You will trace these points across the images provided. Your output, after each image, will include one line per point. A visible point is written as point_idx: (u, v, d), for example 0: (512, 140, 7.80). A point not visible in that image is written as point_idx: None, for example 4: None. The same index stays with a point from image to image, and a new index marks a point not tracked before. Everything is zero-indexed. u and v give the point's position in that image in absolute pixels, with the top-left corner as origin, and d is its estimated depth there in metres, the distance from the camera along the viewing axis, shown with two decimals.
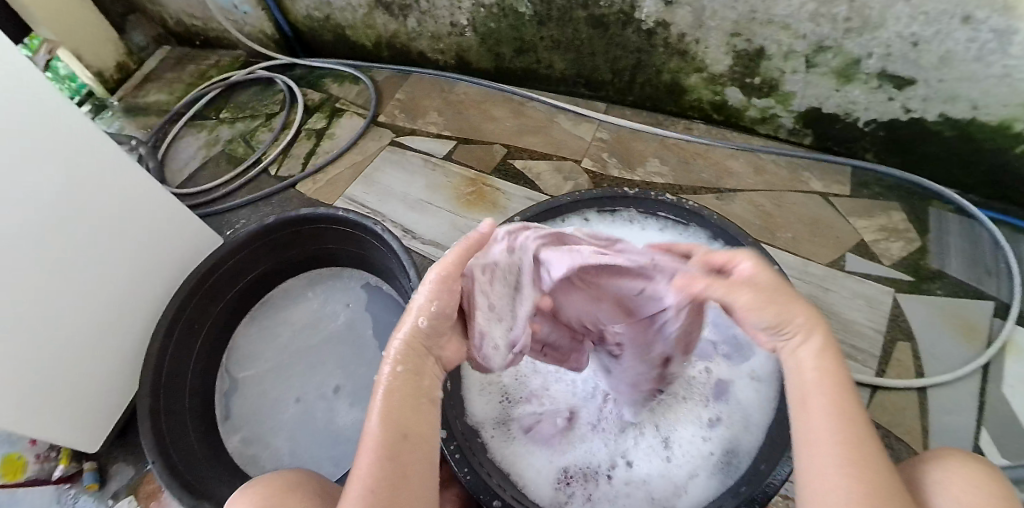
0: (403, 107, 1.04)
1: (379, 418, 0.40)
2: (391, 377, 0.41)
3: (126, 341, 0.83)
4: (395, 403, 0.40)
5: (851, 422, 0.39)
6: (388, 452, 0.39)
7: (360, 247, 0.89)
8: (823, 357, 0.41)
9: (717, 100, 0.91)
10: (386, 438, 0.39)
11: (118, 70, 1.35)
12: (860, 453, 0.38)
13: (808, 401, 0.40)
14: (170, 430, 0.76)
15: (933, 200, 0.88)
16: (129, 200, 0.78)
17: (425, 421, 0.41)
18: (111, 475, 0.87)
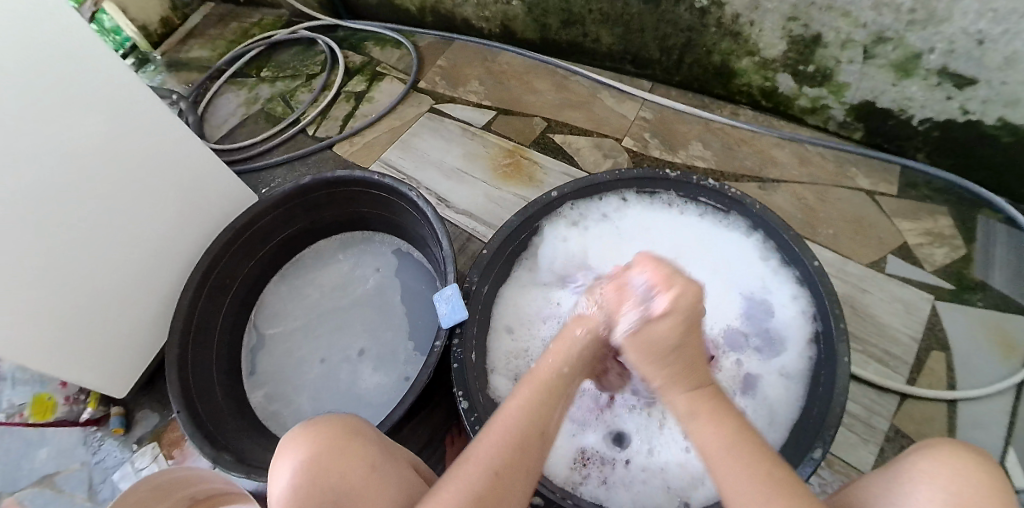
0: (444, 74, 1.03)
1: (521, 404, 0.48)
2: (546, 374, 0.50)
3: (160, 290, 0.85)
4: (540, 399, 0.48)
5: (743, 459, 0.41)
6: (521, 441, 0.45)
7: (392, 211, 0.89)
8: (701, 407, 0.45)
9: (767, 86, 0.89)
10: (524, 424, 0.46)
11: (163, 25, 1.37)
12: (764, 482, 0.40)
13: (711, 455, 0.42)
14: (196, 383, 0.78)
15: (982, 208, 0.84)
16: (167, 151, 0.79)
17: (553, 428, 0.48)
18: (137, 421, 0.89)
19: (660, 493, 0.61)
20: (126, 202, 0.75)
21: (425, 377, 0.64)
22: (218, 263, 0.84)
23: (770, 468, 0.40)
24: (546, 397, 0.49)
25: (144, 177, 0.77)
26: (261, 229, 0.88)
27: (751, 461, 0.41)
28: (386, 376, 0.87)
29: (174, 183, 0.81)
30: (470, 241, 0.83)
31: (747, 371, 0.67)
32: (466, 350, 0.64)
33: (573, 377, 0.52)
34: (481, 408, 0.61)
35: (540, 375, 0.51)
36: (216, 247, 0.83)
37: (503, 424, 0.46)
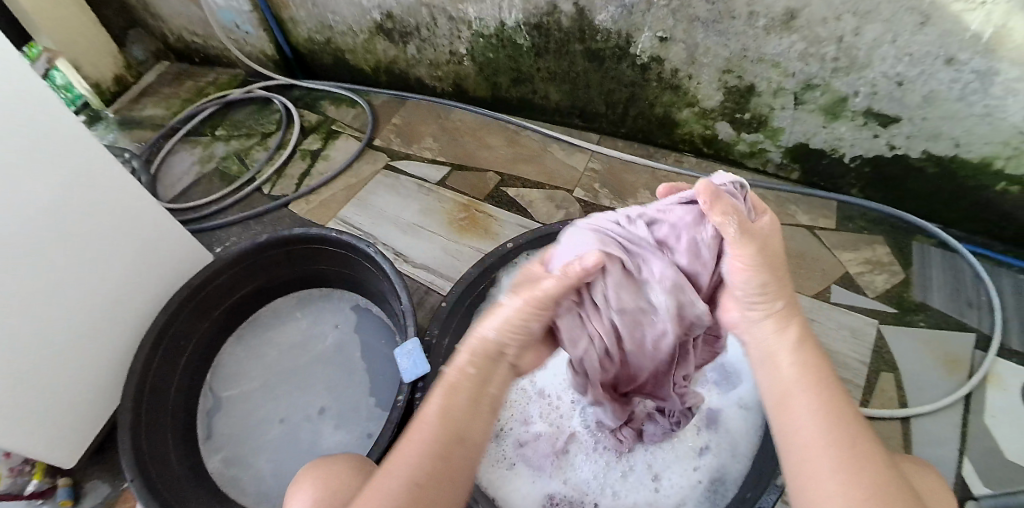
0: (399, 131, 1.05)
1: (438, 412, 0.42)
2: (456, 377, 0.44)
3: (108, 355, 0.82)
4: (457, 406, 0.42)
5: (829, 412, 0.38)
6: (439, 451, 0.41)
7: (350, 268, 0.90)
8: (795, 358, 0.41)
9: (708, 134, 0.93)
10: (440, 431, 0.41)
11: (115, 83, 1.35)
12: (845, 439, 0.37)
13: (784, 397, 0.40)
14: (149, 446, 0.75)
15: (916, 235, 0.90)
16: (119, 213, 0.78)
17: (472, 432, 0.43)
18: (86, 491, 0.84)
19: None
20: (76, 265, 0.73)
21: (389, 433, 0.64)
22: (172, 322, 0.82)
23: (854, 424, 0.38)
24: (464, 402, 0.43)
25: (94, 241, 0.75)
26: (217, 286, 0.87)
27: (839, 420, 0.38)
28: (346, 434, 0.86)
29: (126, 244, 0.80)
30: (428, 294, 0.84)
31: (707, 405, 0.68)
32: (429, 404, 0.64)
33: (491, 377, 0.44)
34: None
35: (449, 382, 0.44)
36: (171, 305, 0.82)
37: (421, 434, 0.41)
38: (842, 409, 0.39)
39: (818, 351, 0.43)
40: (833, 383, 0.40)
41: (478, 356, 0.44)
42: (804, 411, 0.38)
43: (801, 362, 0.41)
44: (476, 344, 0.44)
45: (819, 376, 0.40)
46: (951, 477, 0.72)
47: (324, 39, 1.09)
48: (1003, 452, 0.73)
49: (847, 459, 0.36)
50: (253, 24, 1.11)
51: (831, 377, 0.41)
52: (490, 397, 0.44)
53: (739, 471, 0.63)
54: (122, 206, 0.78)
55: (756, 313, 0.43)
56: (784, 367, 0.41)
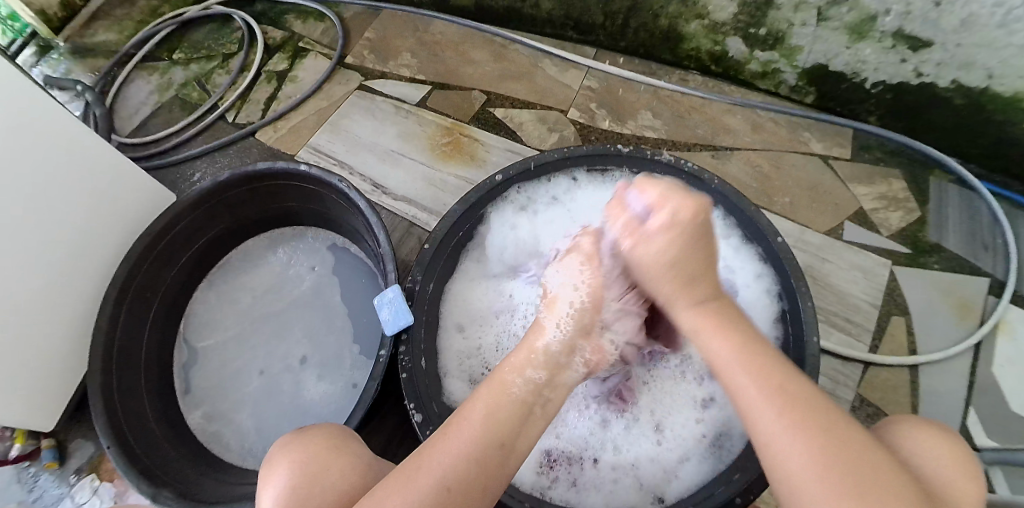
0: (372, 46, 0.94)
1: (484, 409, 0.40)
2: (510, 381, 0.41)
3: (73, 310, 0.74)
4: (507, 408, 0.40)
5: (769, 376, 0.37)
6: (481, 450, 0.37)
7: (321, 204, 0.78)
8: (744, 350, 0.39)
9: (717, 51, 0.84)
10: (485, 433, 0.38)
11: (63, 8, 1.19)
12: (797, 404, 0.35)
13: (728, 371, 0.38)
14: (126, 408, 0.68)
15: (933, 169, 0.83)
16: (60, 151, 0.68)
17: (522, 441, 0.39)
18: (72, 452, 0.78)
19: (632, 492, 0.55)
20: (20, 208, 0.65)
21: (372, 393, 0.56)
22: (135, 276, 0.72)
23: (801, 386, 0.37)
24: (512, 406, 0.40)
25: (40, 182, 0.66)
26: (182, 230, 0.76)
27: (793, 410, 0.35)
28: (329, 385, 0.77)
29: (79, 186, 0.71)
30: (411, 229, 0.76)
31: None
32: (414, 357, 0.56)
33: (550, 384, 0.42)
34: (437, 419, 0.54)
35: (501, 387, 0.41)
36: (132, 256, 0.71)
37: (462, 430, 0.38)
38: (782, 369, 0.38)
39: (741, 315, 0.43)
40: (794, 375, 0.38)
41: (528, 367, 0.42)
42: (770, 414, 0.35)
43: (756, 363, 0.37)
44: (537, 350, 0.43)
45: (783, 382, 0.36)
46: (956, 428, 0.68)
47: None
48: (1009, 401, 0.69)
49: (803, 424, 0.34)
50: None
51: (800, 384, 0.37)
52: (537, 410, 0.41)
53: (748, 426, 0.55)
54: (64, 141, 0.69)
55: (677, 298, 0.43)
56: (714, 337, 0.40)
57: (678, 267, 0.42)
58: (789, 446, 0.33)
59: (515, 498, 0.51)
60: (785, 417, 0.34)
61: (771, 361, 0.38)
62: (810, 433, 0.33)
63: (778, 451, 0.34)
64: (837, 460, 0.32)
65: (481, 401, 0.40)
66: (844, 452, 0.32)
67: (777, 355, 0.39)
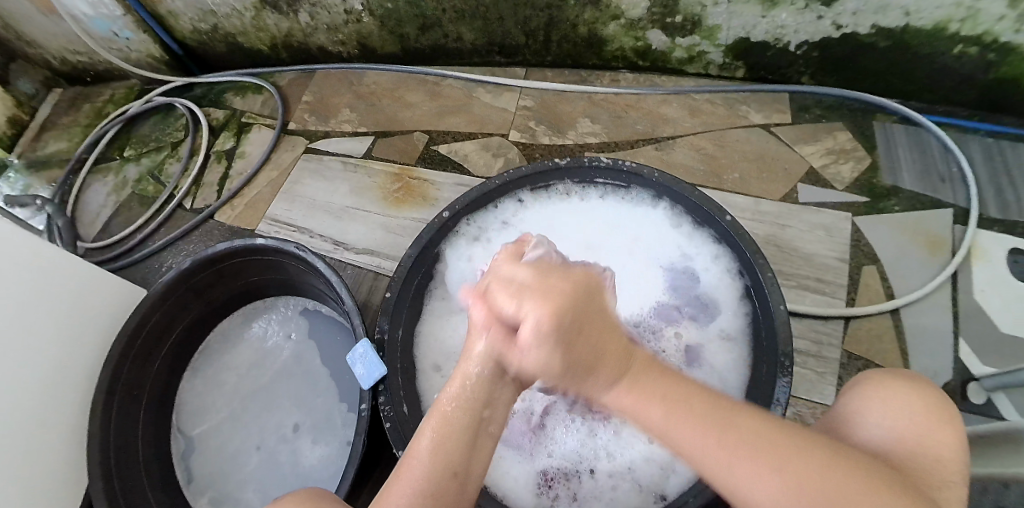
0: (312, 108, 0.96)
1: (433, 440, 0.38)
2: (449, 412, 0.39)
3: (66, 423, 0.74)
4: (454, 434, 0.38)
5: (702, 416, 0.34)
6: (437, 483, 0.37)
7: (284, 272, 0.79)
8: (678, 415, 0.34)
9: (640, 46, 0.86)
10: (436, 468, 0.37)
11: (10, 126, 1.19)
12: (737, 443, 0.33)
13: (664, 432, 0.34)
14: None
15: (875, 114, 0.85)
16: (25, 270, 0.69)
17: (475, 467, 0.39)
18: None
19: (633, 495, 0.56)
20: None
21: (361, 445, 0.59)
22: (119, 378, 0.72)
23: (729, 415, 0.34)
24: (459, 434, 0.39)
25: (14, 304, 0.67)
26: (156, 324, 0.76)
27: (753, 453, 0.32)
28: (328, 446, 0.78)
29: (51, 300, 0.72)
30: (378, 279, 0.77)
31: (687, 343, 0.61)
32: (395, 405, 0.57)
33: (490, 404, 0.41)
34: None
35: (443, 418, 0.39)
36: (112, 359, 0.71)
37: (413, 470, 0.37)
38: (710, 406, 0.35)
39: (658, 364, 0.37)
40: (698, 396, 0.35)
41: (466, 395, 0.40)
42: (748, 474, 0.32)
43: (675, 401, 0.35)
44: (473, 374, 0.40)
45: (705, 416, 0.34)
46: (949, 361, 0.69)
47: (210, 25, 0.99)
48: (994, 323, 0.70)
49: (755, 456, 0.32)
50: (132, 27, 1.00)
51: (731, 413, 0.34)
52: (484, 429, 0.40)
53: None
54: (29, 260, 0.70)
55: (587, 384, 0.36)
56: (644, 411, 0.35)
57: (571, 369, 0.35)
58: (760, 496, 0.32)
59: None
60: (745, 453, 0.33)
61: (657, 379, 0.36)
62: (783, 485, 0.32)
63: (754, 499, 0.32)
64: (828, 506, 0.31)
65: (428, 428, 0.39)
66: (830, 490, 0.31)
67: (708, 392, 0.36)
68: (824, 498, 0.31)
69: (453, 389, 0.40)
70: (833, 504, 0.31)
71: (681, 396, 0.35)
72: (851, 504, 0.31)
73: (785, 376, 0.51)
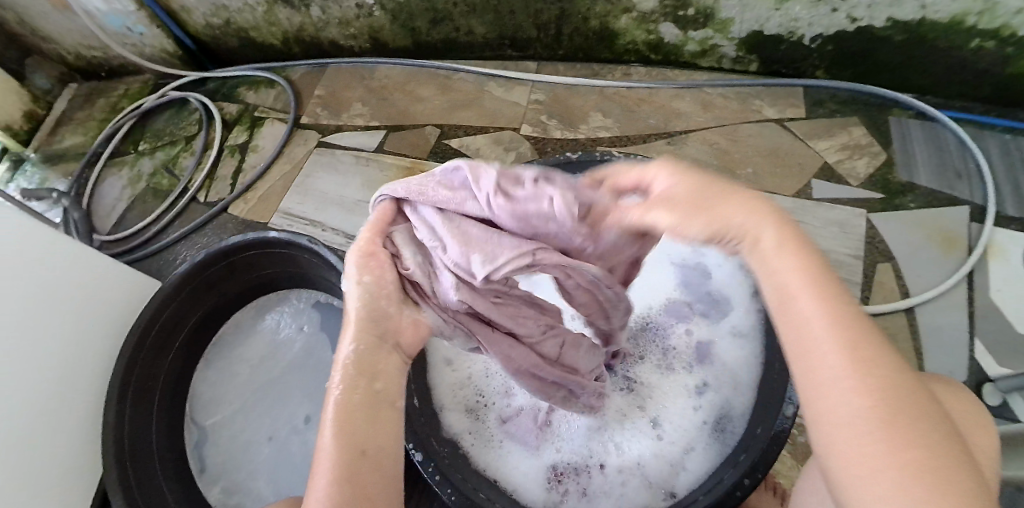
0: (324, 103, 0.96)
1: (341, 425, 0.33)
2: (339, 399, 0.33)
3: (83, 412, 0.75)
4: (353, 418, 0.33)
5: (856, 342, 0.27)
6: (350, 472, 0.31)
7: (297, 265, 0.80)
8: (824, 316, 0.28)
9: (652, 39, 0.86)
10: (343, 452, 0.32)
11: (28, 120, 1.21)
12: (873, 371, 0.26)
13: (791, 302, 0.29)
14: (146, 499, 0.69)
15: (891, 109, 0.84)
16: (44, 262, 0.70)
17: (385, 435, 0.34)
18: None
19: (643, 491, 0.56)
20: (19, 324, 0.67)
21: None
22: (134, 369, 0.73)
23: (883, 346, 0.27)
24: (362, 410, 0.34)
25: (34, 294, 0.69)
26: (169, 317, 0.77)
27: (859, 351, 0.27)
28: None
29: (69, 290, 0.74)
30: None
31: (697, 340, 0.62)
32: (405, 397, 0.58)
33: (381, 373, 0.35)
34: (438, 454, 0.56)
35: (339, 404, 0.33)
36: (127, 350, 0.72)
37: (320, 471, 0.32)
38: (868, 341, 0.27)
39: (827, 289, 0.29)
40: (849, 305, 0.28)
41: (349, 371, 0.34)
42: (836, 373, 0.26)
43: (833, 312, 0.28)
44: (348, 355, 0.35)
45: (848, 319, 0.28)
46: (964, 361, 0.68)
47: (223, 20, 1.00)
48: (1011, 323, 0.69)
49: (873, 386, 0.26)
50: (145, 22, 1.01)
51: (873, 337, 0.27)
52: (386, 398, 0.35)
53: (743, 403, 0.56)
54: (48, 252, 0.71)
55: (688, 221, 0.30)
56: (808, 300, 0.28)
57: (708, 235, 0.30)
58: (845, 401, 0.26)
59: None
60: (868, 377, 0.26)
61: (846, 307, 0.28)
62: (874, 403, 0.25)
63: (828, 410, 0.26)
64: (894, 437, 0.25)
65: (327, 409, 0.33)
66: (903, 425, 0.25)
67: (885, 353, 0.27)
68: (911, 442, 0.25)
69: (335, 376, 0.34)
70: (917, 467, 0.24)
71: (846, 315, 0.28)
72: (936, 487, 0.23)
73: None
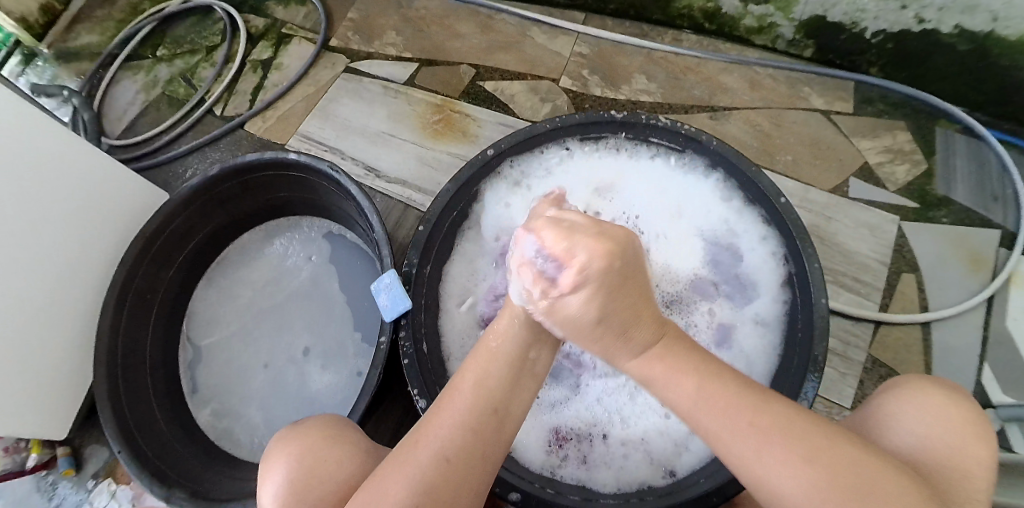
0: (356, 27, 0.92)
1: (474, 377, 0.39)
2: (495, 349, 0.41)
3: (77, 316, 0.73)
4: (496, 374, 0.40)
5: (757, 418, 0.34)
6: (478, 422, 0.37)
7: (313, 191, 0.77)
8: (703, 384, 0.36)
9: (709, 7, 0.82)
10: (477, 402, 0.38)
11: (44, 13, 1.15)
12: (765, 424, 0.34)
13: (693, 413, 0.36)
14: (135, 411, 0.68)
15: (940, 120, 0.81)
16: (50, 155, 0.67)
17: (515, 406, 0.40)
18: (87, 458, 0.78)
19: (644, 467, 0.55)
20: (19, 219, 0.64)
21: (375, 380, 0.56)
22: (133, 279, 0.71)
23: (790, 418, 0.35)
24: (502, 370, 0.40)
25: (36, 190, 0.66)
26: (175, 229, 0.74)
27: (756, 417, 0.34)
28: (333, 374, 0.77)
29: (73, 189, 0.71)
30: (406, 211, 0.75)
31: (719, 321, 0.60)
32: (413, 341, 0.56)
33: (534, 346, 0.42)
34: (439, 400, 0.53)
35: (488, 356, 0.41)
36: (130, 257, 0.70)
37: (455, 403, 0.38)
38: (757, 403, 0.35)
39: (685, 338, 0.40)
40: (729, 378, 0.37)
41: (510, 333, 0.42)
42: (760, 445, 0.33)
43: (704, 383, 0.36)
44: (516, 313, 0.42)
45: (726, 387, 0.36)
46: (974, 385, 0.67)
47: None
48: None
49: (781, 433, 0.34)
50: None
51: (745, 389, 0.36)
52: (529, 371, 0.42)
53: None
54: (56, 146, 0.68)
55: (616, 353, 0.40)
56: (674, 383, 0.37)
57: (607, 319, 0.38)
58: (784, 487, 0.32)
59: (525, 479, 0.51)
60: (788, 444, 0.33)
61: (727, 381, 0.36)
62: (798, 461, 0.32)
63: (769, 483, 0.33)
64: (816, 465, 0.32)
65: (474, 365, 0.41)
66: (822, 457, 0.33)
67: (744, 383, 0.37)
68: (842, 486, 0.32)
69: (502, 330, 0.42)
70: (846, 493, 0.31)
71: (730, 391, 0.36)
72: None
73: (817, 373, 0.49)
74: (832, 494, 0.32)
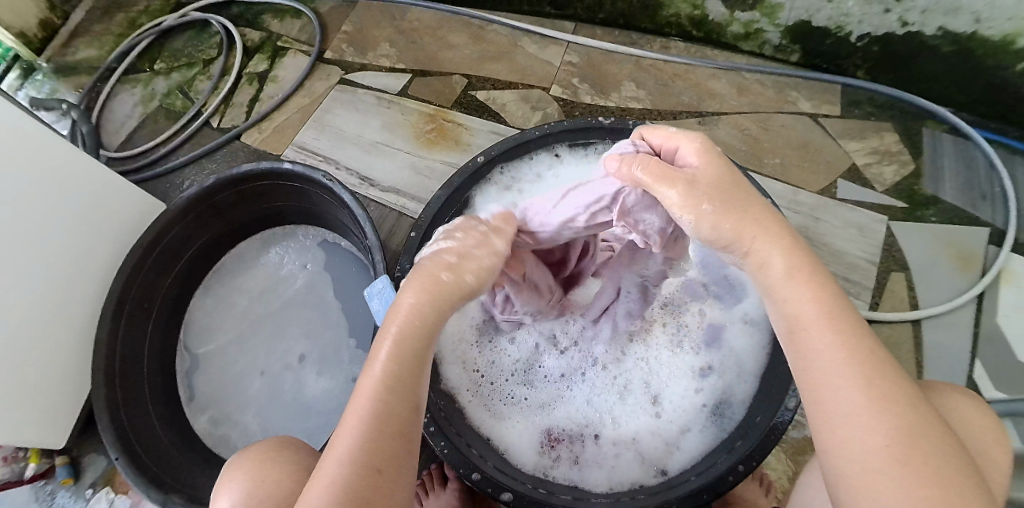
0: (351, 39, 0.94)
1: (381, 375, 0.34)
2: (400, 335, 0.35)
3: (77, 326, 0.75)
4: (404, 362, 0.34)
5: (859, 359, 0.31)
6: (391, 420, 0.33)
7: (310, 201, 0.78)
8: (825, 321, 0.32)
9: (697, 15, 0.83)
10: (386, 400, 0.33)
11: (42, 28, 1.17)
12: (870, 371, 0.31)
13: (806, 324, 0.33)
14: (131, 417, 0.69)
15: (927, 120, 0.82)
16: (49, 168, 0.68)
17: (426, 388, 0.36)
18: (85, 466, 0.79)
19: (635, 466, 0.56)
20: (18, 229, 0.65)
21: None
22: (131, 287, 0.72)
23: (894, 383, 0.31)
24: (410, 359, 0.34)
25: (36, 201, 0.67)
26: (172, 239, 0.75)
27: (863, 363, 0.31)
28: (330, 380, 0.78)
29: (73, 200, 0.72)
30: (400, 219, 0.77)
31: (709, 321, 0.61)
32: None
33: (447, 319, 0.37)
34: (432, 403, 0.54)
35: (393, 346, 0.34)
36: (128, 266, 0.71)
37: (361, 406, 0.33)
38: (876, 360, 0.31)
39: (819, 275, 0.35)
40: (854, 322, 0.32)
41: (421, 319, 0.35)
42: (852, 399, 0.30)
43: (821, 314, 0.32)
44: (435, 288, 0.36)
45: (844, 324, 0.32)
46: (963, 381, 0.68)
47: None
48: (1015, 347, 0.69)
49: (881, 401, 0.30)
50: None
51: (866, 338, 0.32)
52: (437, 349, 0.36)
53: (745, 391, 0.56)
54: (56, 158, 0.69)
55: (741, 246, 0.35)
56: (799, 296, 0.33)
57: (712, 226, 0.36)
58: (858, 429, 0.29)
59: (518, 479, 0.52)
60: (875, 400, 0.30)
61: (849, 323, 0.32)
62: (884, 418, 0.29)
63: (843, 433, 0.30)
64: (897, 427, 0.29)
65: (379, 357, 0.34)
66: (906, 424, 0.29)
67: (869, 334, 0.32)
68: (924, 471, 0.28)
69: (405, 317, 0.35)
70: (920, 476, 0.28)
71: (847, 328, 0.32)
72: (946, 492, 0.27)
73: None
74: (895, 465, 0.28)
